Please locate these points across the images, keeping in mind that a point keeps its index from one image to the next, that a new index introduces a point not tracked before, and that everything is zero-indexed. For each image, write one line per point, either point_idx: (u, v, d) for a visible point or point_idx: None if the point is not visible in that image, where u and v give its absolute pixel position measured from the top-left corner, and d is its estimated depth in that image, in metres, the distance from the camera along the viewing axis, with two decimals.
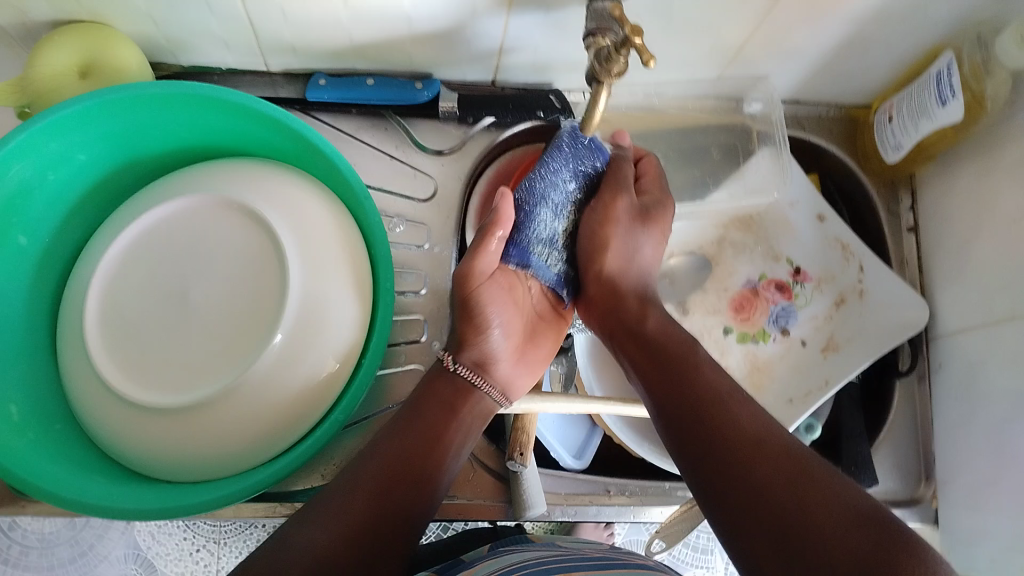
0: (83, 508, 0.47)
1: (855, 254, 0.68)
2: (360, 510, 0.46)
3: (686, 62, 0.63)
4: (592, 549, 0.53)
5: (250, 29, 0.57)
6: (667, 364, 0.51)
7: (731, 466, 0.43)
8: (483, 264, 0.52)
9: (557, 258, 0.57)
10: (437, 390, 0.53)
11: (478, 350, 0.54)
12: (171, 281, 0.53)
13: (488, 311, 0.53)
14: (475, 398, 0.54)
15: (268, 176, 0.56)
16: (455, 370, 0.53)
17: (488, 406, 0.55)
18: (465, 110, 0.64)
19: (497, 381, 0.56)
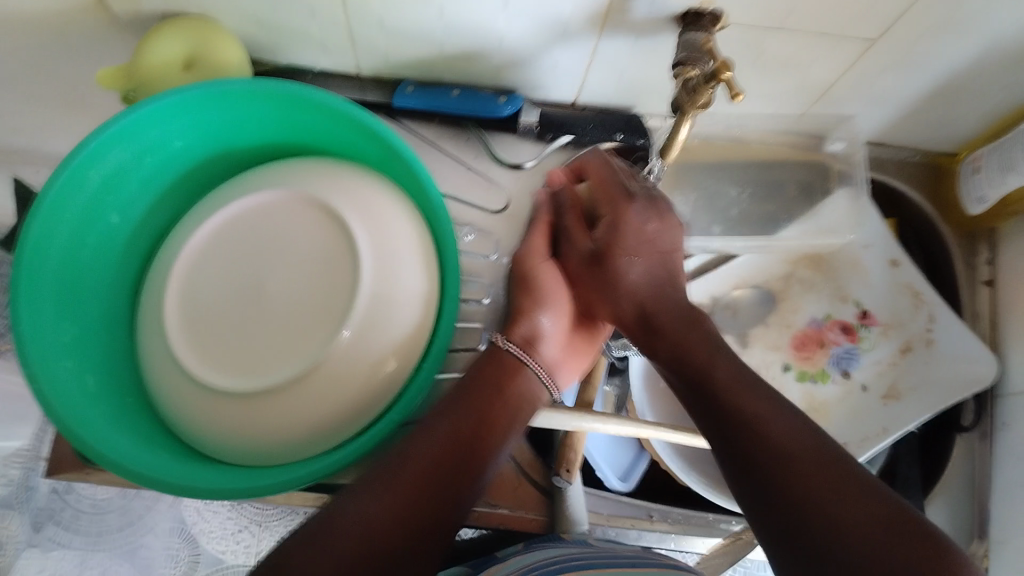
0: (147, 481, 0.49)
1: (926, 302, 0.67)
2: (394, 506, 0.45)
3: (772, 97, 0.63)
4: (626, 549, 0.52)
5: (348, 34, 0.59)
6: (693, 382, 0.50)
7: (766, 488, 0.42)
8: (535, 247, 0.58)
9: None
10: (496, 366, 0.54)
11: (528, 326, 0.56)
12: (250, 267, 0.56)
13: (544, 288, 0.57)
14: (524, 376, 0.54)
15: (349, 177, 0.58)
16: (506, 348, 0.55)
17: (534, 388, 0.55)
18: (544, 127, 0.66)
19: (546, 364, 0.56)
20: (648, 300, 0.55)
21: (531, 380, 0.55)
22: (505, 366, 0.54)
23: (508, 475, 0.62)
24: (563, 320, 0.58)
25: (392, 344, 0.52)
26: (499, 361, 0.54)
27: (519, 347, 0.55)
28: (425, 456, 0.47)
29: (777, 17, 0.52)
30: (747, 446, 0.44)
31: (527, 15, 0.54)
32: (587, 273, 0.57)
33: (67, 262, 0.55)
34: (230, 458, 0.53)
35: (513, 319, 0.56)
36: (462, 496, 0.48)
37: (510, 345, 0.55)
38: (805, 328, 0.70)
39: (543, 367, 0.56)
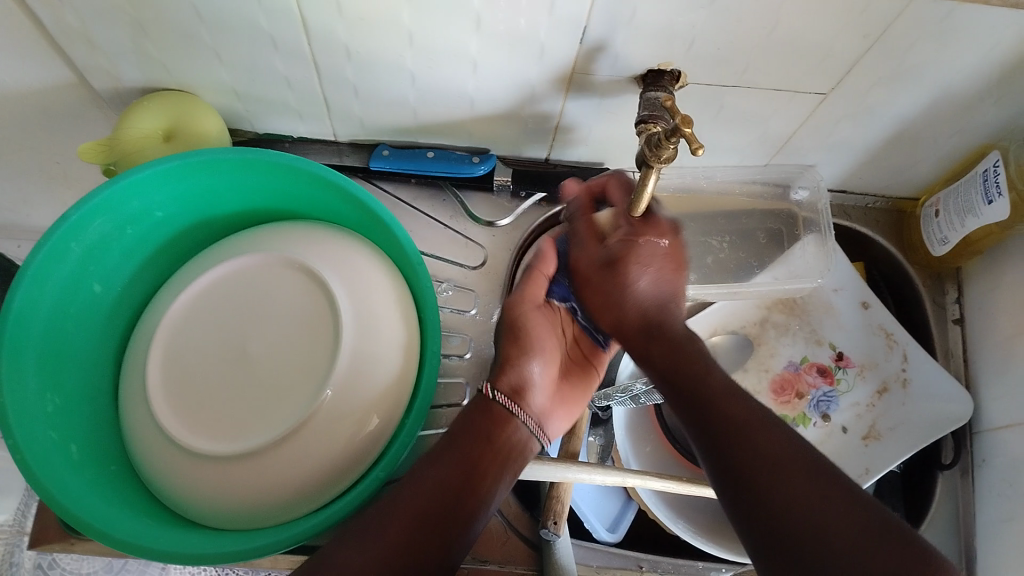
0: (133, 549, 0.49)
1: (898, 342, 0.68)
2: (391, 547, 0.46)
3: (735, 149, 0.66)
4: None
5: (323, 102, 0.61)
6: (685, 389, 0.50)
7: (756, 491, 0.43)
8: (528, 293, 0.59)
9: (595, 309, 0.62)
10: (482, 416, 0.54)
11: (516, 375, 0.56)
12: (232, 332, 0.56)
13: (532, 336, 0.58)
14: (514, 426, 0.54)
15: (328, 240, 0.59)
16: (495, 397, 0.54)
17: (523, 439, 0.55)
18: (518, 184, 0.68)
19: (534, 414, 0.57)
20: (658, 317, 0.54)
21: (522, 430, 0.55)
22: (495, 416, 0.54)
23: (496, 528, 0.62)
24: (550, 365, 0.59)
25: (373, 401, 0.53)
26: (488, 411, 0.54)
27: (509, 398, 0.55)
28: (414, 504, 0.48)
29: (733, 76, 0.54)
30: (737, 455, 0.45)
31: (494, 79, 0.56)
32: (598, 275, 0.56)
33: (50, 332, 0.55)
34: (213, 523, 0.53)
35: (501, 368, 0.57)
36: (458, 538, 0.48)
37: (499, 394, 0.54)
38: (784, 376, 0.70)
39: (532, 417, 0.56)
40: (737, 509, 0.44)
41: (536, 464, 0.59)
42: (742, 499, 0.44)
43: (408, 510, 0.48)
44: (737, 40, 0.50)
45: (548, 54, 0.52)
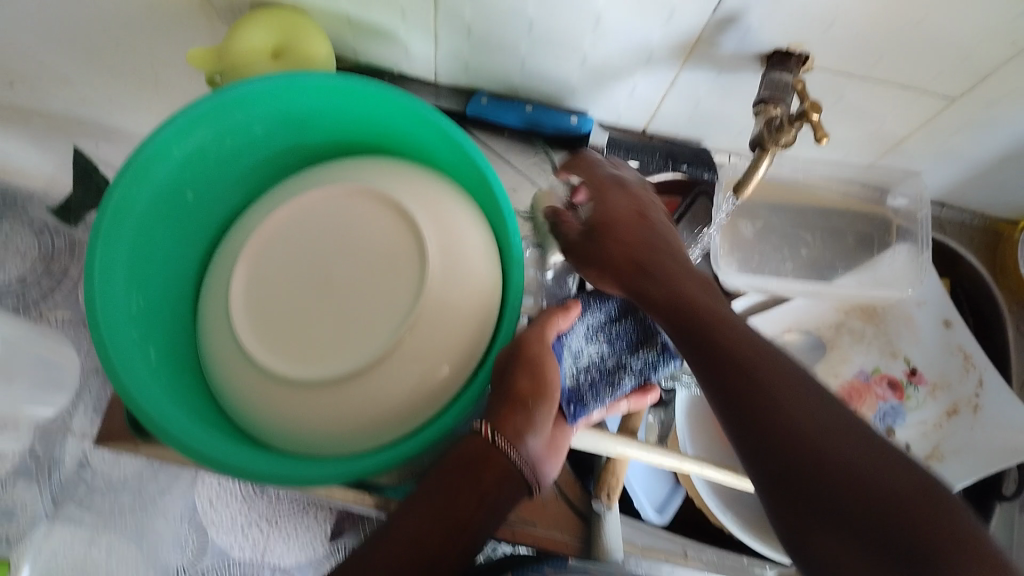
0: (203, 458, 0.49)
1: (976, 366, 0.66)
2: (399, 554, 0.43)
3: (843, 144, 0.64)
4: None
5: (434, 40, 0.60)
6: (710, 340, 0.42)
7: (760, 409, 0.38)
8: (552, 327, 0.55)
9: (579, 378, 0.57)
10: (471, 461, 0.47)
11: (522, 419, 0.49)
12: (305, 268, 0.56)
13: (551, 375, 0.52)
14: (504, 471, 0.47)
15: (422, 181, 0.59)
16: (493, 441, 0.47)
17: (517, 483, 0.48)
18: (612, 150, 0.66)
19: (531, 459, 0.49)
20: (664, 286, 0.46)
21: (517, 479, 0.48)
22: (483, 458, 0.47)
23: (545, 493, 0.62)
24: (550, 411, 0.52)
25: (449, 346, 0.52)
26: (478, 451, 0.47)
27: (509, 442, 0.48)
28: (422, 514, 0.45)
29: (862, 67, 0.52)
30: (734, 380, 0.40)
31: (613, 38, 0.55)
32: (608, 190, 0.52)
33: (143, 233, 0.55)
34: (276, 442, 0.54)
35: (508, 407, 0.49)
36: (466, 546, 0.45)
37: (496, 438, 0.47)
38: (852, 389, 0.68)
39: (527, 463, 0.48)
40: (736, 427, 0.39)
41: (592, 435, 0.59)
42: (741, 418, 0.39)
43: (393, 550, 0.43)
44: (877, 29, 0.48)
45: (676, 19, 0.51)
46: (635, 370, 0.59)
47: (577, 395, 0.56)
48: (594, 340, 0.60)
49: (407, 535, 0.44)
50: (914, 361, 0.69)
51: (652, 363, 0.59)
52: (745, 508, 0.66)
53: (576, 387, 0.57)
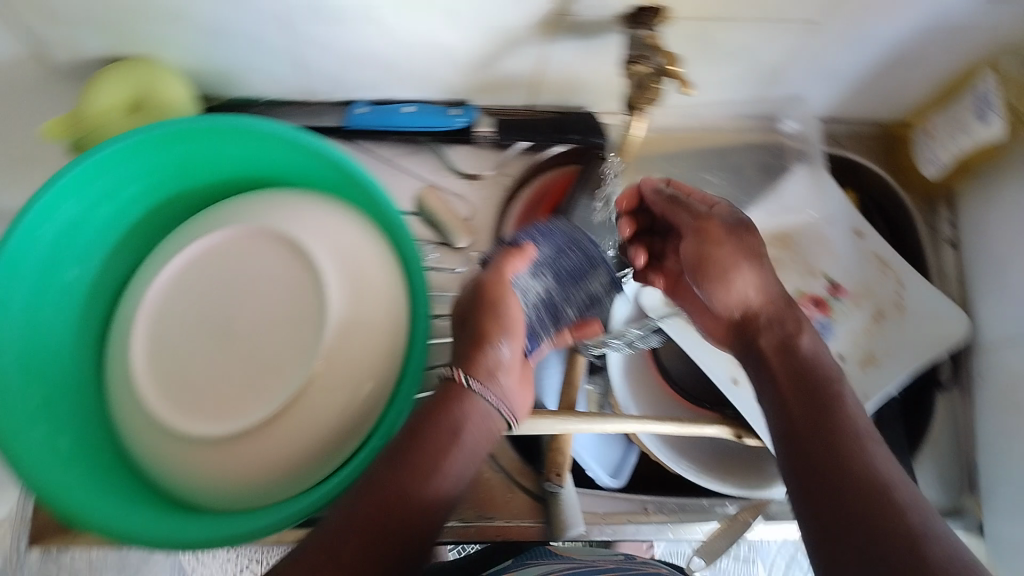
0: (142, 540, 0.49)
1: (893, 269, 0.68)
2: (378, 505, 0.45)
3: (723, 84, 0.64)
4: (607, 560, 0.58)
5: (292, 60, 0.58)
6: (812, 396, 0.52)
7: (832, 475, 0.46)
8: (509, 271, 0.55)
9: (532, 313, 0.57)
10: (448, 402, 0.51)
11: (491, 359, 0.53)
12: (210, 320, 0.55)
13: (511, 316, 0.54)
14: (481, 413, 0.52)
15: (308, 207, 0.58)
16: (467, 384, 0.52)
17: (495, 424, 0.54)
18: (504, 134, 0.66)
19: (503, 394, 0.54)
20: (737, 297, 0.58)
21: (492, 416, 0.53)
22: (460, 401, 0.52)
23: (499, 484, 0.64)
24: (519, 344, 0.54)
25: (363, 368, 0.53)
26: (455, 396, 0.52)
27: (480, 383, 0.52)
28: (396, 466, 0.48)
29: (719, 9, 0.52)
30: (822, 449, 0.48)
31: (471, 27, 0.54)
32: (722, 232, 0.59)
33: (23, 321, 0.53)
34: (213, 506, 0.52)
35: (476, 349, 0.53)
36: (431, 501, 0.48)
37: (471, 382, 0.52)
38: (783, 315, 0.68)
39: (500, 399, 0.53)
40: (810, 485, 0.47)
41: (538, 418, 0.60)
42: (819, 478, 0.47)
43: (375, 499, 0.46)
44: None
45: None
46: (581, 305, 0.58)
47: (529, 333, 0.57)
48: (544, 273, 0.56)
49: (387, 485, 0.46)
50: (833, 275, 0.69)
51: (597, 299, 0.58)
52: (699, 450, 0.67)
53: (531, 324, 0.57)
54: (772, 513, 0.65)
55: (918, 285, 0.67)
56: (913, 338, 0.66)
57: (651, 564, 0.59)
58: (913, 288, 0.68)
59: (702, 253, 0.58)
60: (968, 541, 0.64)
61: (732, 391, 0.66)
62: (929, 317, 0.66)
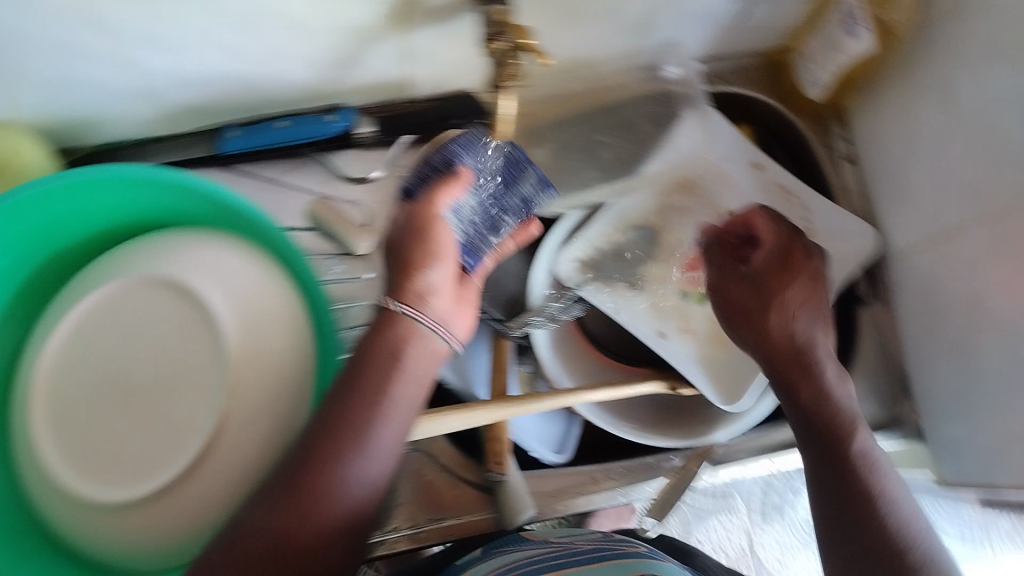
0: None
1: (797, 195, 0.67)
2: (310, 484, 0.42)
3: (594, 42, 0.63)
4: (583, 540, 0.59)
5: (146, 96, 0.56)
6: (823, 450, 0.53)
7: (846, 495, 0.50)
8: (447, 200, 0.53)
9: (468, 229, 0.57)
10: (383, 334, 0.49)
11: (421, 282, 0.51)
12: (108, 378, 0.53)
13: (443, 240, 0.53)
14: (420, 336, 0.50)
15: (188, 244, 0.55)
16: (400, 311, 0.49)
17: (435, 349, 0.51)
18: (388, 132, 0.64)
19: (438, 317, 0.52)
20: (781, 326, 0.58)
21: (431, 340, 0.50)
22: (399, 328, 0.49)
23: (445, 484, 0.64)
24: (451, 270, 0.53)
25: (274, 397, 0.52)
26: (394, 324, 0.49)
27: (413, 308, 0.50)
28: (333, 423, 0.44)
29: None
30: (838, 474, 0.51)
31: (318, 33, 0.52)
32: (777, 275, 0.60)
33: None
34: (147, 567, 0.51)
35: (404, 274, 0.51)
36: (368, 462, 0.45)
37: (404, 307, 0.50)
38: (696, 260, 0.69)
39: (436, 321, 0.51)
40: (828, 507, 0.51)
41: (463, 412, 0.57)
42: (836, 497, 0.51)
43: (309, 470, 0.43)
44: None
45: None
46: (512, 206, 0.60)
47: (469, 249, 0.57)
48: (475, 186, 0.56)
49: (320, 455, 0.43)
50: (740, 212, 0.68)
51: (529, 198, 0.61)
52: (638, 407, 0.68)
53: (470, 242, 0.57)
54: (717, 458, 0.67)
55: (823, 207, 0.66)
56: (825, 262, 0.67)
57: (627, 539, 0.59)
58: (818, 211, 0.67)
59: (745, 303, 0.60)
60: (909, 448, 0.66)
61: (661, 344, 0.68)
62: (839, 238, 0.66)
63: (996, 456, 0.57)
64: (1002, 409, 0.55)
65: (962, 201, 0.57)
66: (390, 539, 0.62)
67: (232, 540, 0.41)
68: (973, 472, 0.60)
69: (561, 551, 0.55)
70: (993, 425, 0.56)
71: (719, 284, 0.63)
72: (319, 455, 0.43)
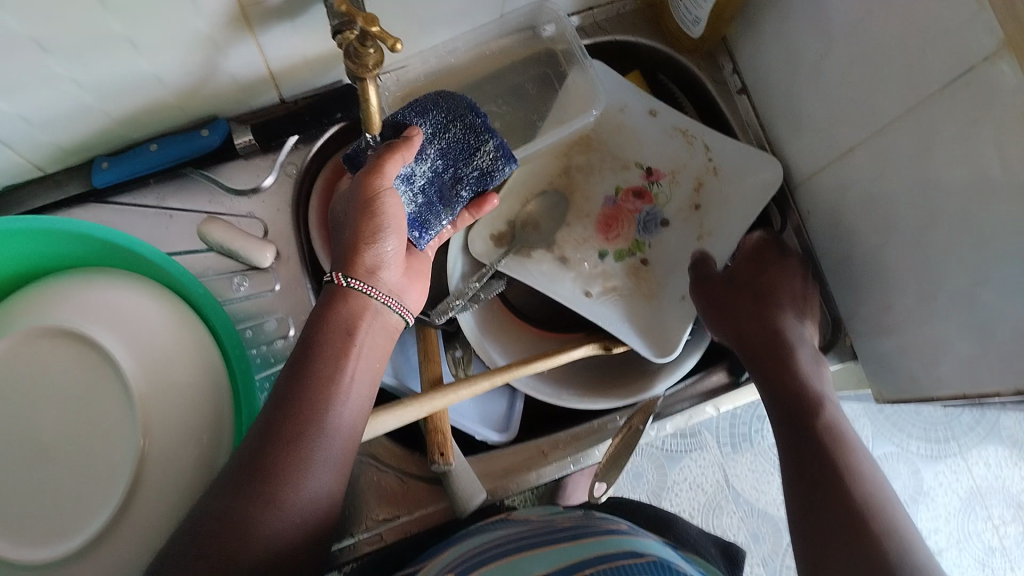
0: None
1: (695, 137, 0.69)
2: (273, 468, 0.46)
3: (463, 11, 0.61)
4: (563, 518, 0.60)
5: (2, 143, 0.53)
6: (796, 429, 0.55)
7: (814, 465, 0.52)
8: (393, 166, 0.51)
9: (419, 201, 0.58)
10: (333, 310, 0.52)
11: (371, 259, 0.53)
12: (6, 437, 0.48)
13: (388, 212, 0.52)
14: (372, 313, 0.53)
15: (77, 288, 0.52)
16: (349, 285, 0.52)
17: (392, 323, 0.56)
18: (264, 138, 0.61)
19: (387, 290, 0.55)
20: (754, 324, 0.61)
21: (386, 316, 0.55)
22: (350, 309, 0.52)
23: (393, 482, 0.62)
24: (400, 240, 0.55)
25: (195, 427, 0.50)
26: (343, 301, 0.52)
27: (361, 282, 0.53)
28: (293, 408, 0.48)
29: None
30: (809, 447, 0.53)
31: (167, 47, 0.49)
32: (753, 272, 0.64)
33: None
34: None
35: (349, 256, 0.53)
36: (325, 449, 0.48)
37: (353, 282, 0.53)
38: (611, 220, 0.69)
39: (385, 295, 0.54)
40: (796, 478, 0.52)
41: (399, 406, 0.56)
42: (804, 467, 0.52)
43: (277, 449, 0.46)
44: None
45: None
46: (469, 180, 0.59)
47: (419, 221, 0.59)
48: (429, 156, 0.56)
49: (282, 437, 0.47)
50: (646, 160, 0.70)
51: (488, 171, 0.58)
52: (571, 373, 0.68)
53: (418, 211, 0.58)
54: (660, 411, 0.67)
55: (720, 144, 0.68)
56: (732, 194, 0.67)
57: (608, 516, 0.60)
58: (716, 145, 0.68)
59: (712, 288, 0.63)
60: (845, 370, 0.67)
61: (585, 304, 0.66)
62: (744, 171, 0.67)
63: (923, 364, 0.57)
64: (920, 320, 0.56)
65: (853, 118, 0.57)
66: (347, 546, 0.60)
67: (207, 516, 0.43)
68: (904, 384, 0.61)
69: (534, 532, 0.56)
70: (916, 334, 0.57)
71: (700, 277, 0.64)
72: (282, 438, 0.47)
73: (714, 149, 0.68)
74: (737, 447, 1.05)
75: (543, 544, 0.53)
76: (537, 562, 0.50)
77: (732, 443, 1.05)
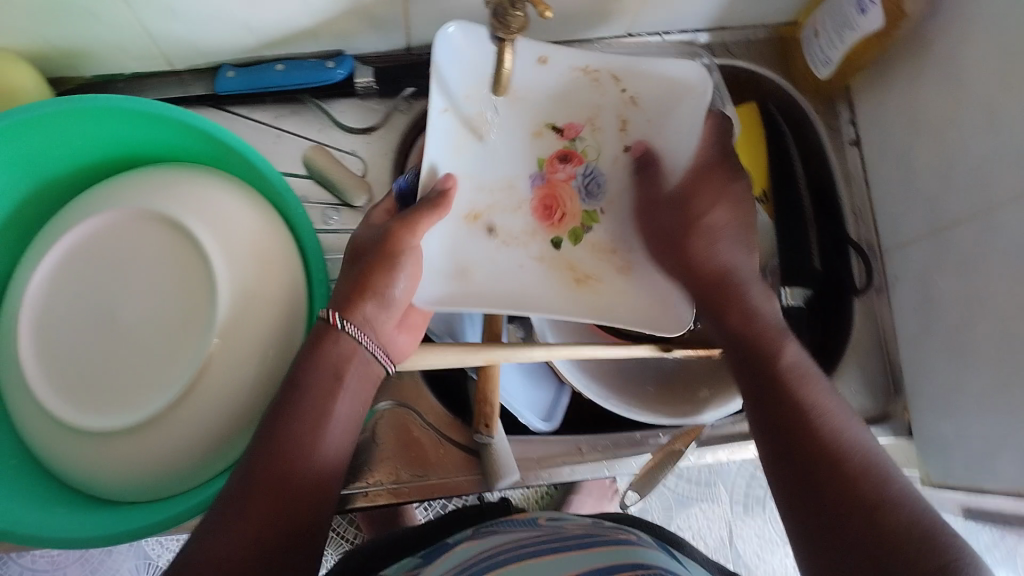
0: (67, 542, 0.48)
1: (600, 74, 0.63)
2: (267, 508, 0.44)
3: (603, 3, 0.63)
4: (574, 524, 0.59)
5: (147, 32, 0.55)
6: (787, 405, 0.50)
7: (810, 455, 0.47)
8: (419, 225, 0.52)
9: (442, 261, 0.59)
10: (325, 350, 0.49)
11: (371, 307, 0.51)
12: (97, 301, 0.51)
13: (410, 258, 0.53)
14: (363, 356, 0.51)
15: (183, 180, 0.54)
16: (343, 327, 0.50)
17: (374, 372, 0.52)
18: (384, 84, 0.63)
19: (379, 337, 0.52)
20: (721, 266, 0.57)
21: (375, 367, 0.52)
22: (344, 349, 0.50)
23: (432, 443, 0.63)
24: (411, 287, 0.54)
25: (266, 336, 0.51)
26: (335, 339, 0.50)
27: (356, 325, 0.50)
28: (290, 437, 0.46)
29: None
30: (786, 421, 0.49)
31: None
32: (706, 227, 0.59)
33: None
34: (127, 497, 0.50)
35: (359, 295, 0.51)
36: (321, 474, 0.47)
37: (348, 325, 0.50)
38: (470, 204, 0.61)
39: (378, 342, 0.52)
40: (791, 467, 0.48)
41: (452, 349, 0.55)
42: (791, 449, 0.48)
43: (268, 491, 0.44)
44: None
45: None
46: None
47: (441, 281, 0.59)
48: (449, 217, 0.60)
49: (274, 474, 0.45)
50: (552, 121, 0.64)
51: None
52: (630, 385, 0.67)
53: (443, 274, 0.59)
54: (703, 440, 0.66)
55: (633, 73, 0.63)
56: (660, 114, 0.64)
57: (620, 526, 0.59)
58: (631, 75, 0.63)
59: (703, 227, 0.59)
60: (898, 445, 0.65)
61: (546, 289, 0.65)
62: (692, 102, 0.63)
63: (989, 453, 0.56)
64: (989, 406, 0.55)
65: (963, 187, 0.56)
66: (370, 492, 0.60)
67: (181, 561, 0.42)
68: (963, 472, 0.59)
69: (548, 537, 0.55)
70: (988, 416, 0.55)
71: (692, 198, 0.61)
72: (268, 480, 0.45)
73: (625, 79, 0.63)
74: (748, 507, 1.03)
75: (564, 548, 0.52)
76: (564, 562, 0.49)
77: (744, 503, 1.03)
